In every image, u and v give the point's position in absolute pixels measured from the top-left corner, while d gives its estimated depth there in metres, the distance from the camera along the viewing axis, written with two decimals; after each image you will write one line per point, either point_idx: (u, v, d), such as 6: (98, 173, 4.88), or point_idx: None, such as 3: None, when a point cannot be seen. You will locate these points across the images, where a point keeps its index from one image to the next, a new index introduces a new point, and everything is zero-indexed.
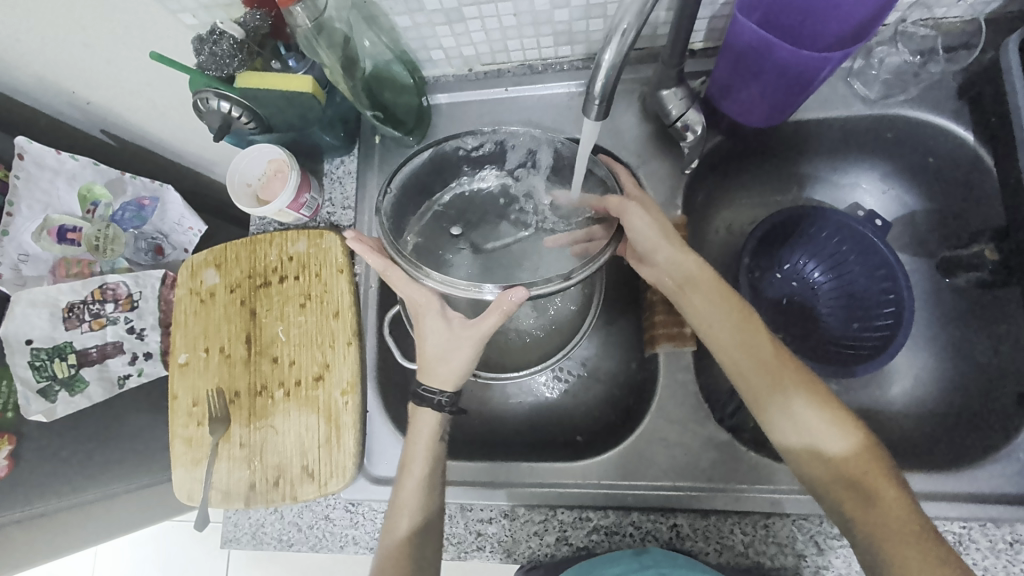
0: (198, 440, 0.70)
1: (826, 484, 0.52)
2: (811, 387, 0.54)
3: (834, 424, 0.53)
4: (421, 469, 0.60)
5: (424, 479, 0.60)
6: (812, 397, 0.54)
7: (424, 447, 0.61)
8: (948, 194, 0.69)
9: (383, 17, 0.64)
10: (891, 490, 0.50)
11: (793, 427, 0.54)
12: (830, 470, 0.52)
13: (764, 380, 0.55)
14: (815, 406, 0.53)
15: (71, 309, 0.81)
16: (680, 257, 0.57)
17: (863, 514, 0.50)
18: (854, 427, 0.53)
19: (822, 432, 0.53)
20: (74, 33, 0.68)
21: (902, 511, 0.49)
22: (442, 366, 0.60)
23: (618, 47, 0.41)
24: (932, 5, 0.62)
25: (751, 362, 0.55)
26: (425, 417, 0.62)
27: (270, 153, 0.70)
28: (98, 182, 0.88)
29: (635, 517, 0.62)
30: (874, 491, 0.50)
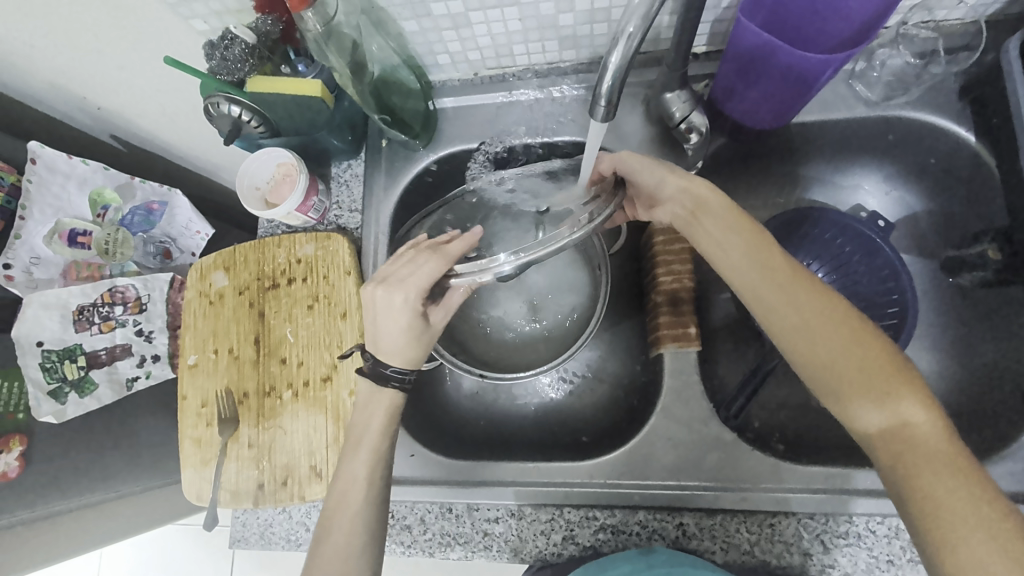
0: (206, 441, 0.71)
1: (848, 410, 0.46)
2: (844, 321, 0.47)
3: (860, 346, 0.46)
4: (373, 450, 0.58)
5: (376, 450, 0.57)
6: (845, 332, 0.46)
7: (377, 422, 0.58)
8: (951, 195, 0.70)
9: (390, 23, 0.66)
10: (924, 416, 0.44)
11: (810, 349, 0.47)
12: (854, 394, 0.45)
13: (775, 298, 0.49)
14: (836, 325, 0.47)
15: (81, 312, 0.82)
16: (686, 184, 0.54)
17: (889, 441, 0.44)
18: (886, 348, 0.46)
19: (842, 353, 0.46)
20: (86, 39, 0.69)
21: (937, 438, 0.43)
22: (395, 345, 0.57)
23: (624, 50, 0.41)
24: (933, 8, 0.63)
25: (762, 278, 0.50)
26: (380, 398, 0.59)
27: (279, 157, 0.71)
28: (108, 187, 0.89)
29: (642, 516, 0.62)
30: (905, 418, 0.44)
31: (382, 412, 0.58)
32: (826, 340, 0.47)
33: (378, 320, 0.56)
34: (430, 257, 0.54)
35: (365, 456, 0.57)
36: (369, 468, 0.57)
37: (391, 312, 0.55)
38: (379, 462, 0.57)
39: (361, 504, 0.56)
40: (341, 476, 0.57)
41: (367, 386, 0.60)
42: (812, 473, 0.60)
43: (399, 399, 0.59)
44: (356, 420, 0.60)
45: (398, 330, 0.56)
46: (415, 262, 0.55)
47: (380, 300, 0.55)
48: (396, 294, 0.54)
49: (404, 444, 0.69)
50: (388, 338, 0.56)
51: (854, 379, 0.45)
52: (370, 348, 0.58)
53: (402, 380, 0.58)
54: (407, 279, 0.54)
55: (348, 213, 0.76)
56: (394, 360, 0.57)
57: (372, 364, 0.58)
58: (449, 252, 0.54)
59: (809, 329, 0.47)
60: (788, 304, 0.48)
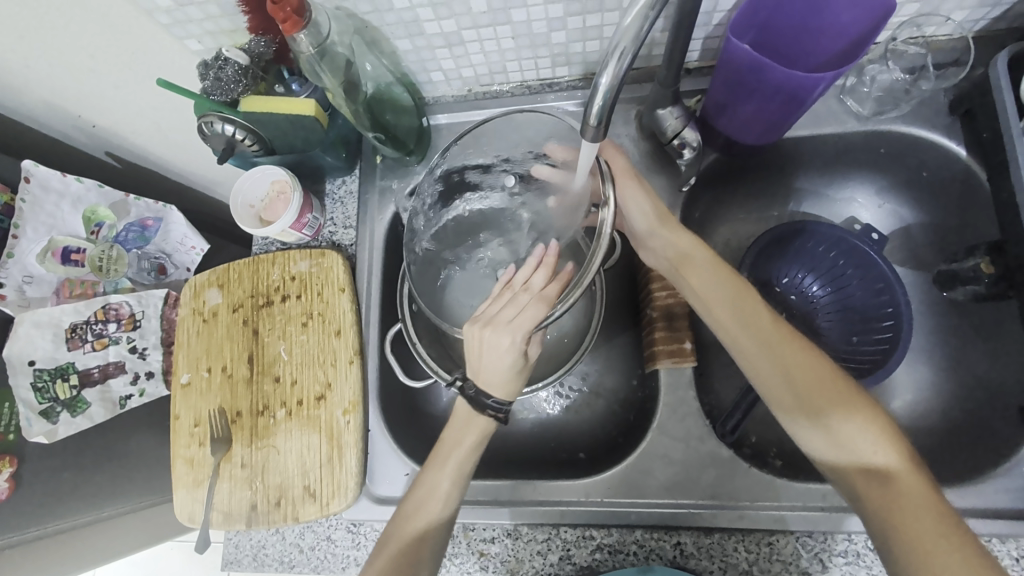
0: (199, 461, 0.70)
1: (833, 459, 0.51)
2: (822, 367, 0.53)
3: (841, 398, 0.51)
4: (457, 470, 0.59)
5: (456, 472, 0.59)
6: (824, 377, 0.52)
7: (469, 442, 0.59)
8: (943, 208, 0.70)
9: (384, 42, 0.66)
10: (902, 463, 0.48)
11: (795, 401, 0.52)
12: (836, 444, 0.51)
13: (764, 353, 0.54)
14: (820, 377, 0.52)
15: (74, 330, 0.81)
16: (673, 236, 0.61)
17: (871, 488, 0.48)
18: (866, 402, 0.51)
19: (827, 404, 0.51)
20: (80, 59, 0.69)
21: (917, 486, 0.47)
22: (496, 378, 0.57)
23: (615, 69, 0.41)
24: (921, 24, 0.63)
25: (749, 334, 0.55)
26: (474, 423, 0.60)
27: (272, 174, 0.71)
28: (102, 205, 0.88)
29: (639, 535, 0.62)
30: (885, 466, 0.48)
31: (474, 438, 0.59)
32: (810, 392, 0.52)
33: (483, 357, 0.57)
34: (534, 300, 0.56)
35: (448, 473, 0.59)
36: (444, 490, 0.58)
37: (497, 352, 0.56)
38: (457, 480, 0.59)
39: (434, 517, 0.57)
40: (421, 485, 0.59)
41: (464, 409, 0.61)
42: (808, 490, 0.60)
43: (491, 427, 0.60)
44: (447, 434, 0.61)
45: (503, 368, 0.57)
46: (519, 304, 0.57)
47: (486, 341, 0.56)
48: (504, 335, 0.56)
49: (398, 463, 0.69)
50: (490, 372, 0.57)
51: (830, 420, 0.51)
52: (471, 379, 0.59)
53: (500, 411, 0.59)
54: (514, 321, 0.56)
55: (342, 229, 0.76)
56: (496, 391, 0.58)
57: (475, 393, 0.58)
58: (548, 293, 0.57)
59: (795, 381, 0.52)
60: (775, 358, 0.53)
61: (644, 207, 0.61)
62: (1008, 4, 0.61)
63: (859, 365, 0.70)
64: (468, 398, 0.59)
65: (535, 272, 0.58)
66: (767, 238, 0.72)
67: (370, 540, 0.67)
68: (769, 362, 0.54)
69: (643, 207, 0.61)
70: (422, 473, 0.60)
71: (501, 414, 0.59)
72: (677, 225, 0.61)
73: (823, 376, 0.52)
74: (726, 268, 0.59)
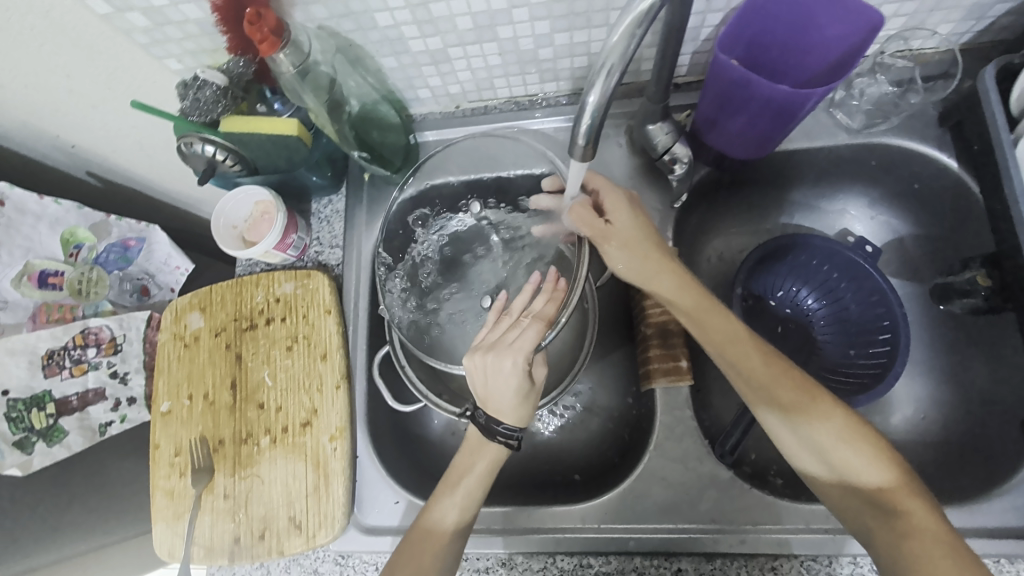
0: (179, 493, 0.67)
1: (844, 501, 0.51)
2: (816, 400, 0.52)
3: (848, 443, 0.50)
4: (468, 497, 0.57)
5: (467, 495, 0.57)
6: (817, 410, 0.51)
7: (480, 469, 0.58)
8: (936, 220, 0.70)
9: (368, 59, 0.65)
10: (913, 504, 0.47)
11: (801, 446, 0.52)
12: (847, 487, 0.50)
13: (762, 400, 0.53)
14: (824, 422, 0.51)
15: (51, 356, 0.77)
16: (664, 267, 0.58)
17: (884, 531, 0.48)
18: (874, 442, 0.50)
19: (832, 449, 0.50)
20: (57, 79, 0.67)
21: (929, 526, 0.46)
22: (505, 404, 0.56)
23: (602, 89, 0.40)
24: (908, 37, 0.63)
25: (744, 372, 0.54)
26: (485, 450, 0.58)
27: (256, 195, 0.70)
28: (82, 226, 0.85)
29: (638, 562, 0.60)
30: (896, 507, 0.48)
31: (485, 466, 0.58)
32: (815, 439, 0.51)
33: (489, 384, 0.56)
34: (531, 322, 0.55)
35: (457, 499, 0.57)
36: (457, 516, 0.57)
37: (504, 379, 0.55)
38: (471, 506, 0.57)
39: (443, 547, 0.55)
40: (430, 514, 0.57)
41: (476, 435, 0.60)
42: (812, 512, 0.58)
43: (503, 454, 0.59)
44: (459, 461, 0.60)
45: (512, 397, 0.56)
46: (520, 330, 0.55)
47: (489, 366, 0.55)
48: (506, 358, 0.54)
49: (387, 490, 0.66)
50: (500, 398, 0.56)
51: (831, 455, 0.51)
52: (481, 405, 0.58)
53: (511, 436, 0.57)
54: (513, 345, 0.54)
55: (329, 249, 0.74)
56: (507, 418, 0.57)
57: (486, 420, 0.57)
58: (546, 313, 0.56)
59: (800, 428, 0.52)
60: (773, 400, 0.53)
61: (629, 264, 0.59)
62: (994, 17, 0.61)
63: (858, 379, 0.69)
64: (479, 425, 0.58)
65: (535, 297, 0.58)
66: (762, 251, 0.71)
67: (359, 572, 0.64)
68: (769, 409, 0.53)
69: (631, 262, 0.59)
70: (430, 504, 0.58)
71: (512, 440, 0.57)
72: (662, 263, 0.58)
73: (827, 420, 0.51)
74: (716, 313, 0.57)
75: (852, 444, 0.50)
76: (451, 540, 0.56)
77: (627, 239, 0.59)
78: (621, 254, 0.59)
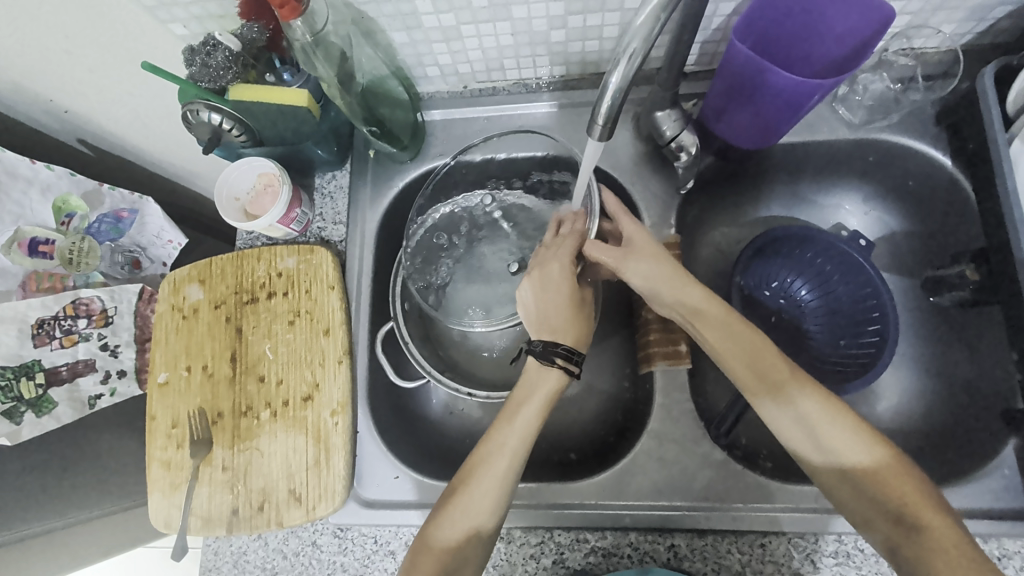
0: (177, 464, 0.67)
1: (844, 489, 0.52)
2: (819, 393, 0.54)
3: (860, 443, 0.51)
4: (526, 426, 0.57)
5: (531, 426, 0.57)
6: (819, 399, 0.53)
7: (540, 398, 0.58)
8: (928, 217, 0.72)
9: (380, 33, 0.64)
10: (924, 505, 0.49)
11: (817, 445, 0.53)
12: (856, 488, 0.51)
13: (773, 393, 0.55)
14: (832, 417, 0.52)
15: (40, 326, 0.74)
16: (651, 260, 0.58)
17: (897, 531, 0.49)
18: (872, 433, 0.52)
19: (844, 444, 0.52)
20: (54, 38, 0.65)
21: (929, 514, 0.48)
22: (559, 321, 0.59)
23: (625, 70, 0.41)
24: (911, 36, 0.65)
25: (752, 367, 0.55)
26: (547, 377, 0.59)
27: (260, 167, 0.68)
28: (74, 194, 0.83)
29: (633, 538, 0.61)
30: (899, 498, 0.49)
31: (546, 393, 0.58)
32: (824, 433, 0.52)
33: (541, 304, 0.60)
34: (567, 237, 0.61)
35: (518, 429, 0.57)
36: (506, 467, 0.55)
37: (556, 286, 0.59)
38: (530, 437, 0.57)
39: (502, 473, 0.55)
40: (491, 441, 0.57)
41: (534, 365, 0.60)
42: (799, 492, 0.61)
43: (565, 381, 0.59)
44: (515, 390, 0.60)
45: (563, 310, 0.59)
46: (557, 244, 0.61)
47: (539, 283, 0.60)
48: (553, 265, 0.59)
49: (388, 465, 0.67)
50: (546, 313, 0.59)
51: (832, 444, 0.52)
52: (535, 336, 0.60)
53: (570, 356, 0.58)
54: (554, 256, 0.60)
55: (331, 225, 0.73)
56: (564, 338, 0.59)
57: (542, 347, 0.58)
58: (576, 227, 0.62)
59: (804, 418, 0.53)
60: (778, 392, 0.54)
61: (650, 274, 0.58)
62: (993, 19, 0.63)
63: (847, 368, 0.71)
64: (537, 354, 0.59)
65: (563, 223, 0.63)
66: (757, 243, 0.72)
67: (359, 545, 0.64)
68: (783, 404, 0.54)
69: (655, 273, 0.58)
70: (483, 449, 0.57)
71: (572, 358, 0.58)
72: (685, 279, 0.58)
73: (829, 409, 0.53)
74: (730, 313, 0.57)
75: (855, 436, 0.52)
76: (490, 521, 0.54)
77: (645, 250, 0.59)
78: (646, 265, 0.58)
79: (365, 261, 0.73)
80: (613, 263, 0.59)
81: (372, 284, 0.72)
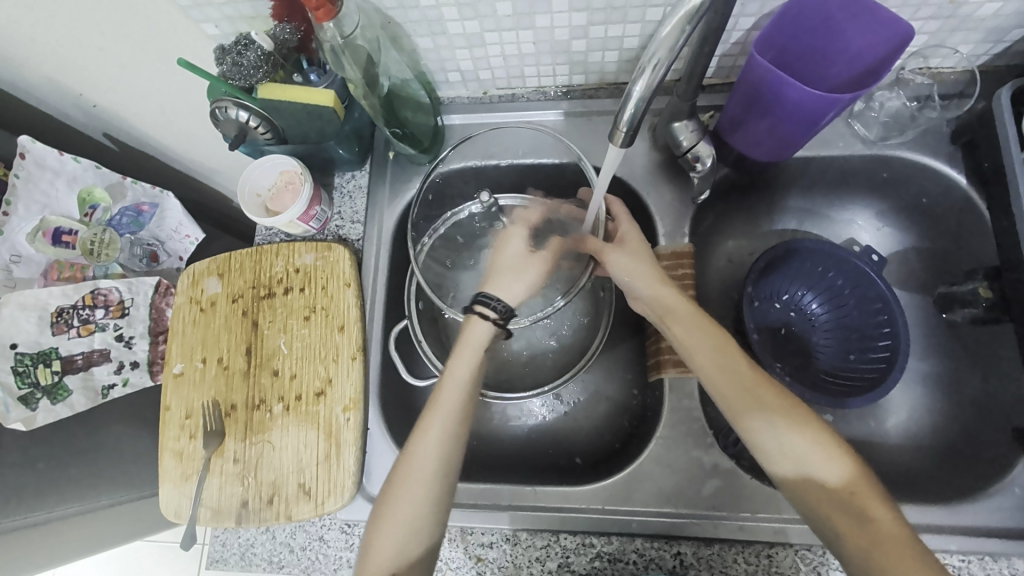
0: (189, 454, 0.68)
1: (817, 505, 0.51)
2: (792, 409, 0.54)
3: (817, 443, 0.52)
4: (461, 384, 0.59)
5: (468, 383, 0.59)
6: (793, 415, 0.53)
7: (468, 357, 0.60)
8: (940, 234, 0.72)
9: (405, 38, 0.66)
10: (878, 506, 0.49)
11: (780, 448, 0.52)
12: (814, 492, 0.51)
13: (749, 405, 0.54)
14: (804, 430, 0.52)
15: (60, 314, 0.76)
16: (632, 264, 0.61)
17: (859, 536, 0.48)
18: (841, 446, 0.52)
19: (813, 457, 0.51)
20: (90, 35, 0.67)
21: (893, 530, 0.48)
22: (498, 275, 0.64)
23: (650, 80, 0.42)
24: (927, 56, 0.66)
25: (728, 379, 0.55)
26: (473, 329, 0.61)
27: (283, 164, 0.70)
28: (98, 186, 0.85)
29: (640, 544, 0.61)
30: (866, 512, 0.49)
31: (473, 347, 0.61)
32: (795, 444, 0.52)
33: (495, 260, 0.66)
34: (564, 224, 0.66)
35: (454, 391, 0.59)
36: (443, 426, 0.57)
37: (511, 251, 0.65)
38: (466, 394, 0.59)
39: (444, 432, 0.57)
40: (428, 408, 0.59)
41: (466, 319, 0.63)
42: None
43: (491, 331, 0.62)
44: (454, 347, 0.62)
45: (502, 271, 0.64)
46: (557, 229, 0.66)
47: (501, 247, 0.67)
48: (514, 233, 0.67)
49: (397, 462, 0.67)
50: (497, 277, 0.64)
51: (801, 455, 0.52)
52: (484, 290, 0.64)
53: (487, 302, 0.61)
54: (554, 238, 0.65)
55: (350, 224, 0.75)
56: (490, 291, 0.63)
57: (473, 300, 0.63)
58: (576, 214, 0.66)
59: (777, 429, 0.53)
60: (754, 404, 0.54)
61: (630, 270, 0.61)
62: (1009, 41, 0.64)
63: (859, 382, 0.70)
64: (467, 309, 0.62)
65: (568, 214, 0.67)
66: (768, 258, 0.71)
67: None
68: (753, 411, 0.54)
69: (636, 268, 0.61)
70: (417, 425, 0.58)
71: (489, 304, 0.61)
72: (664, 279, 0.61)
73: (800, 422, 0.53)
74: (709, 323, 0.58)
75: (825, 449, 0.52)
76: (432, 496, 0.55)
77: (631, 250, 0.62)
78: (626, 258, 0.61)
79: (381, 259, 0.74)
80: (596, 251, 0.62)
81: (385, 282, 0.74)
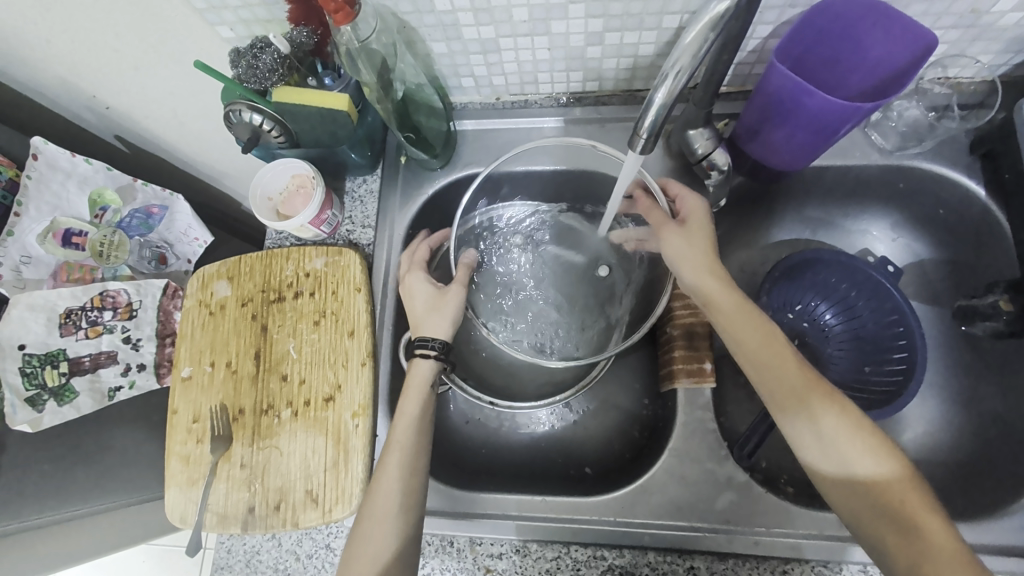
0: (195, 459, 0.67)
1: (864, 512, 0.49)
2: (844, 409, 0.51)
3: (866, 447, 0.50)
4: (411, 419, 0.60)
5: (417, 419, 0.60)
6: (844, 416, 0.51)
7: (416, 396, 0.61)
8: (958, 246, 0.71)
9: (419, 44, 0.66)
10: (930, 517, 0.47)
11: (825, 452, 0.51)
12: (861, 498, 0.49)
13: (797, 404, 0.52)
14: (855, 435, 0.50)
15: (68, 315, 0.76)
16: (688, 249, 0.59)
17: (907, 549, 0.47)
18: (892, 451, 0.50)
19: (863, 464, 0.49)
20: (105, 36, 0.67)
21: (945, 543, 0.46)
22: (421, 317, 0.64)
23: (671, 86, 0.41)
24: (947, 65, 0.66)
25: (777, 378, 0.54)
26: (416, 371, 0.63)
27: (294, 168, 0.70)
28: (110, 187, 0.85)
29: (652, 558, 0.60)
30: (917, 525, 0.47)
31: (420, 387, 0.62)
32: (843, 448, 0.50)
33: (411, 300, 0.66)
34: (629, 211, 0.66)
35: (404, 426, 0.59)
36: (398, 462, 0.57)
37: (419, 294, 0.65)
38: (418, 428, 0.60)
39: (399, 468, 0.57)
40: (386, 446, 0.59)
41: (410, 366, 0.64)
42: (822, 519, 0.60)
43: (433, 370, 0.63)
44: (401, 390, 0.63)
45: (431, 313, 0.64)
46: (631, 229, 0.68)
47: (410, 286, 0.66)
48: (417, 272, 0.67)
49: None
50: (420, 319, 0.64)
51: (847, 459, 0.50)
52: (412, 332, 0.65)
53: (422, 343, 0.62)
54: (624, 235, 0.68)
55: (360, 228, 0.74)
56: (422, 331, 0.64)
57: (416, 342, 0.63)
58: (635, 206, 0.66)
59: (824, 430, 0.51)
60: (800, 403, 0.52)
61: (682, 253, 0.59)
62: None
63: (873, 395, 0.69)
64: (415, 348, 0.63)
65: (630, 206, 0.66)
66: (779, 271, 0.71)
67: None
68: (801, 411, 0.52)
69: (686, 253, 0.59)
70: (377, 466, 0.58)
71: (426, 344, 0.62)
72: (717, 269, 0.58)
73: (850, 425, 0.51)
74: (757, 317, 0.56)
75: (875, 454, 0.50)
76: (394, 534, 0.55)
77: (689, 233, 0.60)
78: (681, 242, 0.59)
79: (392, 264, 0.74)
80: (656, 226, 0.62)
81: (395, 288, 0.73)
